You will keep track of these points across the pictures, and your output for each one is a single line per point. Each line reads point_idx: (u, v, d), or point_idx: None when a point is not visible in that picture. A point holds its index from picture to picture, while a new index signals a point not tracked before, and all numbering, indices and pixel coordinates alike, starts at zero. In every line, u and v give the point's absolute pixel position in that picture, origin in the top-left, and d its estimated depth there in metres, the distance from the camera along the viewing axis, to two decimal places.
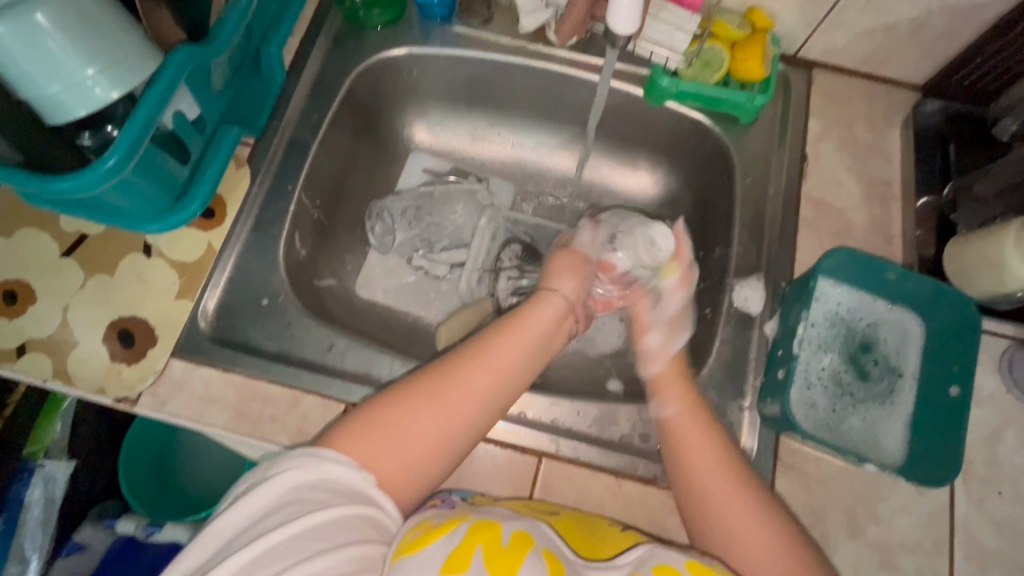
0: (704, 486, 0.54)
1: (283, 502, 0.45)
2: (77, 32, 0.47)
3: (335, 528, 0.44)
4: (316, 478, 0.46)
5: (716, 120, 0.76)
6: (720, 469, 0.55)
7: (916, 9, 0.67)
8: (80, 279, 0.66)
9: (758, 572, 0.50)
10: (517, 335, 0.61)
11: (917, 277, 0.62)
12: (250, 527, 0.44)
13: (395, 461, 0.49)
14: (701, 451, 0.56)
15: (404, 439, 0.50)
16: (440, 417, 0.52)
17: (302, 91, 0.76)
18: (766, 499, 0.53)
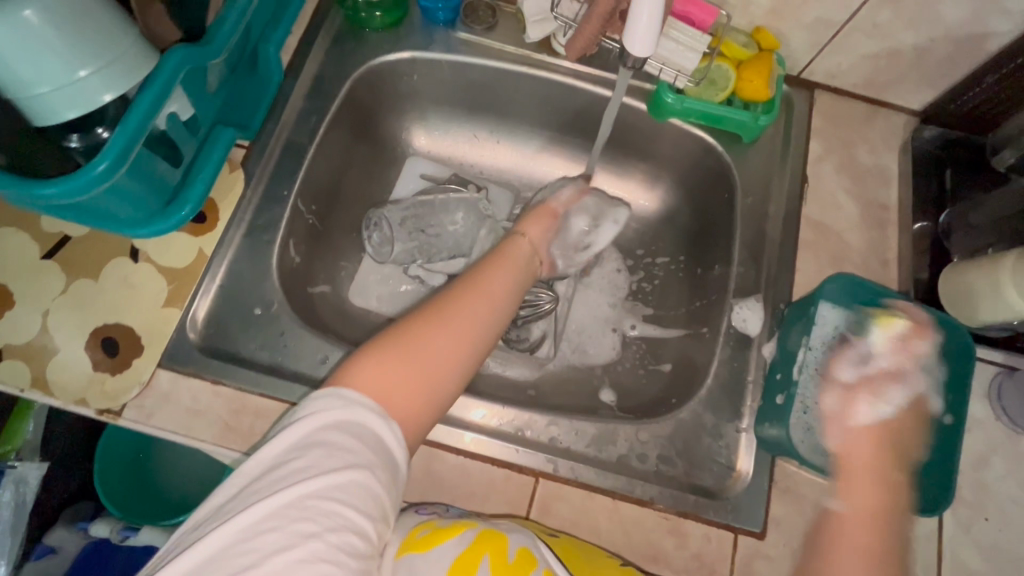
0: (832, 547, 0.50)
1: (302, 451, 0.43)
2: (70, 31, 0.45)
3: (342, 492, 0.42)
4: (344, 423, 0.45)
5: (719, 138, 0.76)
6: None
7: (920, 36, 0.67)
8: (61, 284, 0.63)
9: None
10: (499, 271, 0.62)
11: (917, 305, 0.62)
12: (263, 473, 0.43)
13: (406, 390, 0.48)
14: None
15: (414, 359, 0.49)
16: (448, 343, 0.51)
17: (299, 92, 0.73)
18: None
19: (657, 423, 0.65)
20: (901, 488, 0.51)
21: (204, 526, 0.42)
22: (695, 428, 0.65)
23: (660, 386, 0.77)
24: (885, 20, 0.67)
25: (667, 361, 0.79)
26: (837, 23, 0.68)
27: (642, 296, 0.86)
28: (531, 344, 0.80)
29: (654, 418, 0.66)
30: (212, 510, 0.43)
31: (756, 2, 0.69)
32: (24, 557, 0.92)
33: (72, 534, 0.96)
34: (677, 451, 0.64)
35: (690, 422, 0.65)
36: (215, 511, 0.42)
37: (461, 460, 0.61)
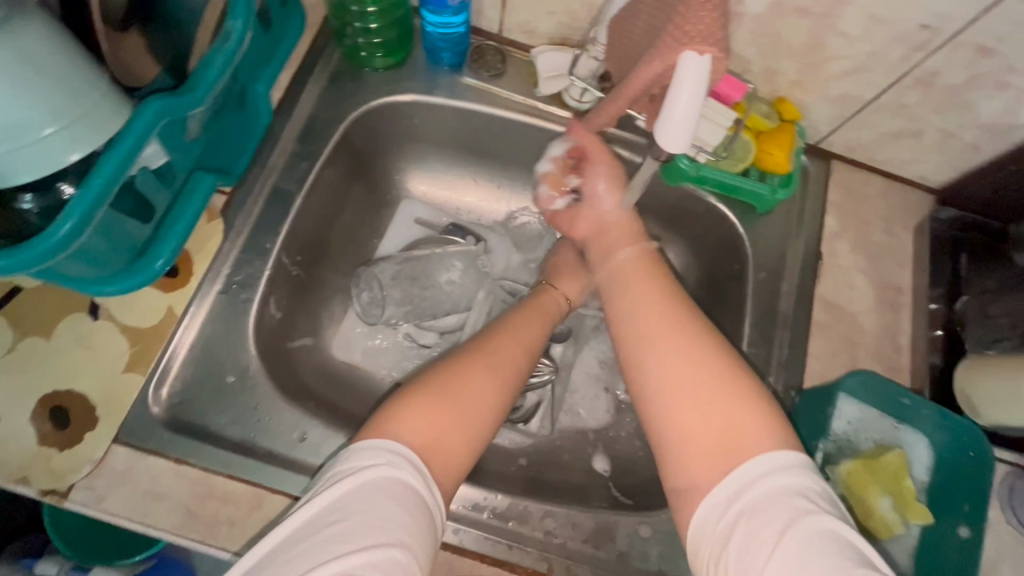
0: (644, 365, 0.51)
1: (342, 515, 0.41)
2: (30, 85, 0.40)
3: (379, 572, 0.39)
4: (385, 485, 0.43)
5: (731, 207, 0.73)
6: (659, 305, 0.55)
7: (947, 120, 0.65)
8: (9, 341, 0.56)
9: (689, 413, 0.47)
10: (529, 318, 0.64)
11: (929, 404, 0.60)
12: (302, 537, 0.41)
13: (453, 430, 0.49)
14: (644, 301, 0.56)
15: (461, 400, 0.51)
16: (489, 382, 0.54)
17: (291, 133, 0.68)
18: (716, 360, 0.49)
19: (660, 515, 0.60)
20: (674, 294, 0.57)
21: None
22: None
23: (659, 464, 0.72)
24: (912, 102, 0.64)
25: None
26: (864, 99, 0.66)
27: None
28: (523, 414, 0.75)
29: (655, 509, 0.62)
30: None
31: (781, 73, 0.66)
32: None
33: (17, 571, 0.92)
34: (680, 550, 0.59)
35: None
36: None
37: (447, 556, 0.55)
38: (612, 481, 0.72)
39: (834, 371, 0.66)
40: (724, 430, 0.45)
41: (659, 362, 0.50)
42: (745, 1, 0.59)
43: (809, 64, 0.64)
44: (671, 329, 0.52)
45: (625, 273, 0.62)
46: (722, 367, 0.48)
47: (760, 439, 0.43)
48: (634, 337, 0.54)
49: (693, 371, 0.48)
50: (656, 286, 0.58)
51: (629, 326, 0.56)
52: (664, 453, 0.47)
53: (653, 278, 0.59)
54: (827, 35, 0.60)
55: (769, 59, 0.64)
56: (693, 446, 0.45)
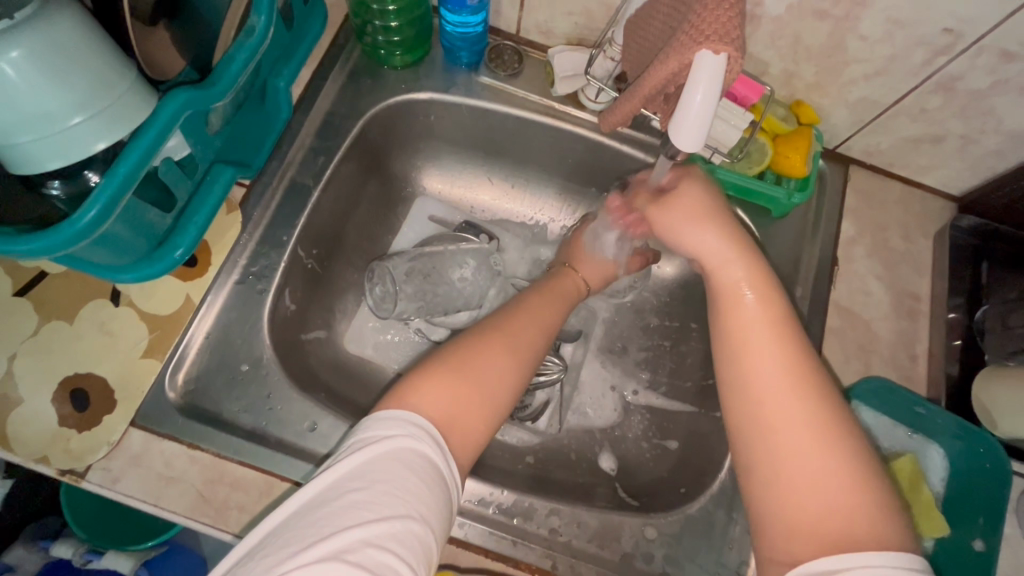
0: (758, 434, 0.46)
1: (362, 483, 0.41)
2: (60, 74, 0.41)
3: (397, 542, 0.39)
4: (402, 458, 0.43)
5: (746, 210, 0.72)
6: (790, 371, 0.47)
7: (970, 126, 0.64)
8: (34, 325, 0.58)
9: (803, 506, 0.42)
10: (546, 301, 0.64)
11: (946, 413, 0.59)
12: (321, 504, 0.41)
13: (471, 404, 0.50)
14: (769, 356, 0.48)
15: (478, 376, 0.51)
16: (505, 362, 0.54)
17: (309, 129, 0.69)
18: (851, 450, 0.44)
19: (665, 518, 0.60)
20: (807, 362, 0.47)
21: (248, 563, 0.39)
22: (706, 527, 0.60)
23: (666, 467, 0.72)
24: (933, 107, 0.63)
25: (673, 438, 0.74)
26: (884, 104, 0.65)
27: (652, 369, 0.80)
28: (532, 412, 0.75)
29: (661, 511, 0.61)
30: (262, 541, 0.40)
31: (799, 76, 0.66)
32: None
33: (33, 553, 0.94)
34: (685, 553, 0.59)
35: (700, 519, 0.60)
36: (265, 544, 0.40)
37: (452, 551, 0.56)
38: (619, 482, 0.72)
39: (847, 378, 0.65)
40: (834, 533, 0.41)
41: (777, 438, 0.45)
42: (763, 3, 0.59)
43: (828, 67, 0.63)
44: (797, 402, 0.45)
45: (740, 326, 0.51)
46: (858, 472, 0.43)
47: (875, 545, 0.39)
48: (747, 395, 0.47)
49: (818, 463, 0.43)
50: (777, 330, 0.49)
51: (738, 376, 0.49)
52: (760, 525, 0.44)
53: (774, 316, 0.50)
54: (846, 38, 0.59)
55: (788, 62, 0.64)
56: (801, 538, 0.41)
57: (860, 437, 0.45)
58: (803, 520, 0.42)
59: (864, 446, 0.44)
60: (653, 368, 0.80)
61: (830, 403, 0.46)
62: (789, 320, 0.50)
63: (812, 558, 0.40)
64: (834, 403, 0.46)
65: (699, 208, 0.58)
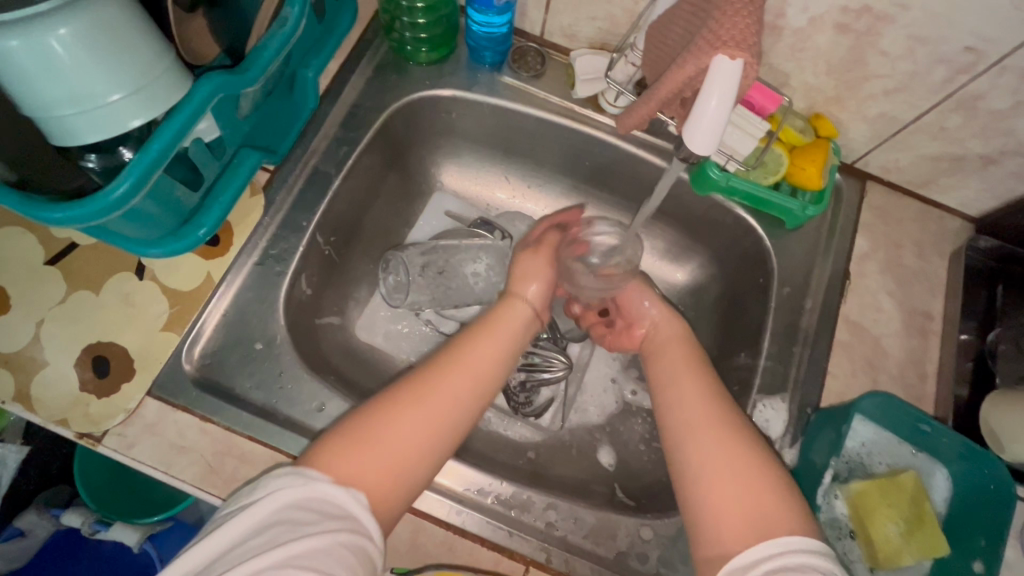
0: (683, 439, 0.53)
1: (275, 521, 0.43)
2: (103, 51, 0.43)
3: (313, 560, 0.41)
4: (319, 497, 0.45)
5: (759, 220, 0.73)
6: (706, 397, 0.56)
7: (990, 146, 0.64)
8: (62, 293, 0.60)
9: (727, 502, 0.48)
10: (505, 328, 0.61)
11: (952, 433, 0.58)
12: (227, 557, 0.42)
13: (403, 445, 0.49)
14: (689, 386, 0.57)
15: (409, 422, 0.50)
16: (445, 407, 0.52)
17: (334, 119, 0.71)
18: (757, 450, 0.51)
19: (662, 521, 0.60)
20: (719, 390, 0.57)
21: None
22: None
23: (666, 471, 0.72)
24: (954, 125, 0.63)
25: None
26: (903, 120, 0.65)
27: None
28: (536, 409, 0.76)
29: (659, 513, 0.61)
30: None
31: (819, 89, 0.66)
32: None
33: (45, 519, 0.97)
34: (680, 555, 0.59)
35: None
36: None
37: (451, 536, 0.57)
38: (618, 482, 0.72)
39: (853, 392, 0.65)
40: (750, 514, 0.47)
41: (696, 441, 0.52)
42: (786, 15, 0.59)
43: (848, 81, 0.64)
44: (710, 414, 0.54)
45: (667, 366, 0.62)
46: (762, 464, 0.50)
47: (786, 528, 0.45)
48: (672, 413, 0.56)
49: (733, 459, 0.50)
50: (697, 369, 0.60)
51: (666, 402, 0.58)
52: (693, 519, 0.49)
53: (692, 361, 0.61)
54: (868, 53, 0.60)
55: (809, 75, 0.65)
56: (725, 522, 0.47)
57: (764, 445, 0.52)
58: (727, 513, 0.48)
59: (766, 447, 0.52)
60: None
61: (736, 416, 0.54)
62: (697, 354, 0.62)
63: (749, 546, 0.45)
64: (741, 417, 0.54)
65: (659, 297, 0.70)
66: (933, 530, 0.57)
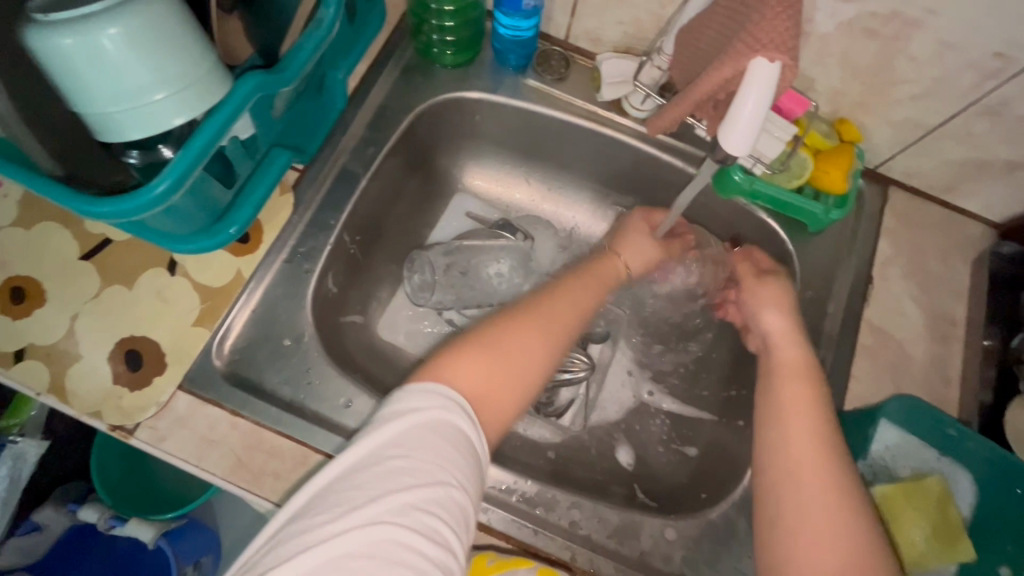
0: (783, 490, 0.49)
1: (405, 450, 0.43)
2: (150, 51, 0.44)
3: (442, 507, 0.42)
4: (444, 432, 0.44)
5: (782, 224, 0.73)
6: (822, 448, 0.50)
7: (1016, 152, 0.64)
8: (95, 288, 0.61)
9: (816, 560, 0.45)
10: (588, 280, 0.63)
11: (979, 438, 0.59)
12: (363, 469, 0.42)
13: (505, 384, 0.50)
14: (805, 431, 0.51)
15: (507, 357, 0.51)
16: (537, 342, 0.54)
17: (361, 120, 0.72)
18: (865, 518, 0.46)
19: (685, 521, 0.60)
20: (840, 446, 0.51)
21: (300, 513, 0.41)
22: (726, 532, 0.60)
23: (685, 473, 0.72)
24: (980, 131, 0.63)
25: (693, 445, 0.74)
26: (928, 125, 0.66)
27: (676, 375, 0.80)
28: (557, 408, 0.77)
29: (682, 514, 0.61)
30: (307, 502, 0.42)
31: (844, 94, 0.66)
32: (11, 532, 0.94)
33: (62, 515, 0.98)
34: (703, 556, 0.59)
35: (720, 524, 0.60)
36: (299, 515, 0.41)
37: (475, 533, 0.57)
38: (637, 483, 0.72)
39: (876, 396, 0.65)
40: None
41: (797, 494, 0.48)
42: (813, 20, 0.60)
43: (873, 86, 0.64)
44: (822, 468, 0.49)
45: (785, 399, 0.55)
46: (869, 541, 0.45)
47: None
48: (780, 455, 0.51)
49: (834, 525, 0.45)
50: (820, 413, 0.53)
51: (773, 436, 0.52)
52: (768, 571, 0.47)
53: (814, 402, 0.54)
54: (895, 58, 0.60)
55: (834, 80, 0.65)
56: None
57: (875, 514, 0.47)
58: (813, 572, 0.44)
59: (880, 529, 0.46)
60: (676, 374, 0.80)
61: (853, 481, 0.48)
62: (821, 393, 0.55)
63: None
64: (858, 480, 0.49)
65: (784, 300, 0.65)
66: (955, 532, 0.57)
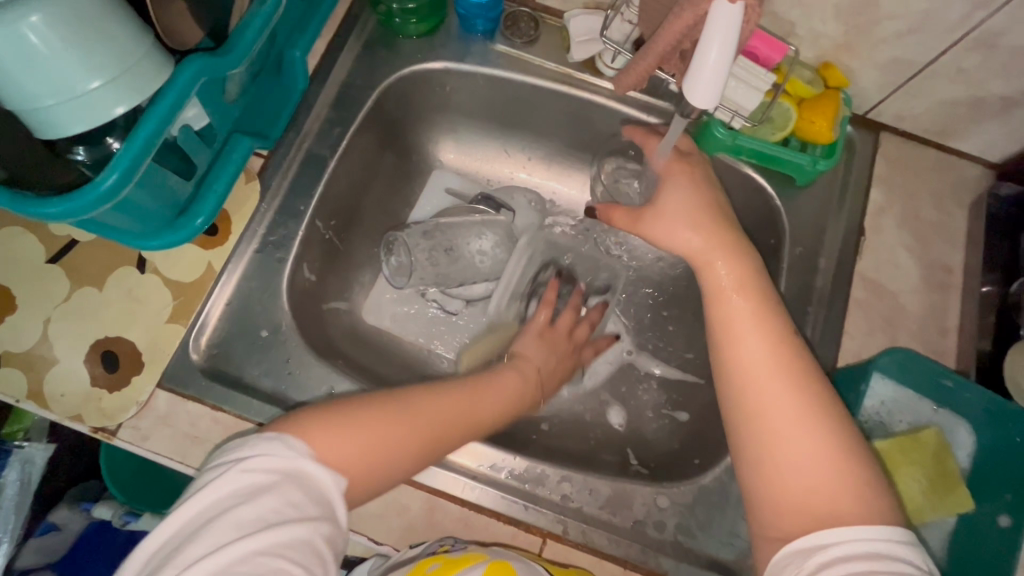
0: (753, 425, 0.47)
1: (250, 501, 0.40)
2: (79, 37, 0.42)
3: (291, 548, 0.40)
4: (293, 478, 0.42)
5: (770, 179, 0.70)
6: (771, 356, 0.48)
7: (1012, 86, 0.60)
8: (66, 290, 0.60)
9: (800, 485, 0.44)
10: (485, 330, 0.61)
11: (977, 389, 0.57)
12: (210, 522, 0.40)
13: (365, 461, 0.46)
14: (752, 337, 0.50)
15: (363, 432, 0.47)
16: (386, 425, 0.49)
17: (325, 99, 0.70)
18: (829, 418, 0.46)
19: (679, 488, 0.60)
20: (787, 343, 0.49)
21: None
22: (720, 496, 0.60)
23: (678, 438, 0.72)
24: (972, 66, 0.60)
25: (683, 410, 0.74)
26: (918, 64, 0.62)
27: (666, 339, 0.79)
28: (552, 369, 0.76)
29: (675, 481, 0.61)
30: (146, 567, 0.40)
31: (826, 36, 0.63)
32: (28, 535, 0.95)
33: (76, 514, 0.99)
34: (697, 521, 0.59)
35: (714, 489, 0.60)
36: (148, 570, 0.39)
37: (465, 512, 0.57)
38: (631, 448, 0.72)
39: (871, 351, 0.63)
40: (820, 509, 0.42)
41: (768, 418, 0.46)
42: None
43: (857, 25, 0.60)
44: (781, 383, 0.47)
45: (725, 311, 0.52)
46: (841, 450, 0.44)
47: (859, 520, 0.41)
48: (737, 383, 0.49)
49: (811, 451, 0.44)
50: (763, 318, 0.51)
51: (726, 362, 0.50)
52: (752, 506, 0.46)
53: (759, 311, 0.51)
54: None
55: (815, 22, 0.61)
56: (802, 512, 0.43)
57: (840, 416, 0.46)
58: (800, 495, 0.43)
59: (849, 425, 0.46)
60: (664, 339, 0.80)
61: (814, 388, 0.47)
62: (760, 290, 0.53)
63: (805, 531, 0.42)
64: (813, 377, 0.48)
65: (688, 211, 0.58)
66: (953, 484, 0.57)
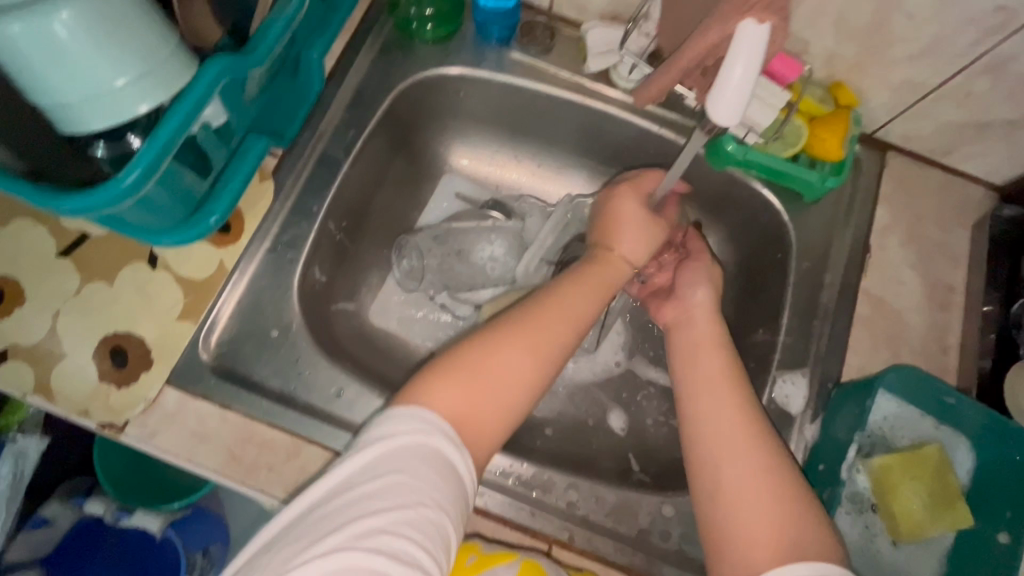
0: (711, 463, 0.50)
1: (377, 478, 0.42)
2: (107, 35, 0.42)
3: (413, 528, 0.41)
4: (420, 458, 0.43)
5: (777, 194, 0.71)
6: (731, 404, 0.53)
7: (1017, 111, 0.62)
8: (76, 284, 0.60)
9: (753, 522, 0.46)
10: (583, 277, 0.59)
11: (976, 406, 0.57)
12: (341, 497, 0.42)
13: (491, 401, 0.49)
14: (714, 390, 0.54)
15: (501, 377, 0.50)
16: (524, 368, 0.51)
17: (340, 102, 0.70)
18: (780, 458, 0.49)
19: (683, 497, 0.60)
20: (747, 395, 0.53)
21: (271, 548, 0.41)
22: None
23: (681, 447, 0.72)
24: (980, 91, 0.61)
25: None
26: (927, 86, 0.63)
27: (669, 349, 0.80)
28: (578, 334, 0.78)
29: (679, 490, 0.61)
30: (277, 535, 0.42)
31: (838, 56, 0.64)
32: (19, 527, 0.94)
33: (68, 508, 0.99)
34: (700, 532, 0.59)
35: None
36: (276, 539, 0.42)
37: (472, 518, 0.57)
38: (633, 452, 0.73)
39: (874, 367, 0.64)
40: (777, 546, 0.44)
41: (725, 458, 0.50)
42: None
43: (869, 47, 0.61)
44: (741, 428, 0.51)
45: (695, 371, 0.56)
46: (793, 489, 0.48)
47: (805, 555, 0.43)
48: (699, 428, 0.52)
49: (765, 487, 0.47)
50: (726, 374, 0.55)
51: (689, 410, 0.54)
52: (711, 546, 0.48)
53: (724, 363, 0.56)
54: (892, 16, 0.57)
55: (829, 42, 0.63)
56: (748, 545, 0.45)
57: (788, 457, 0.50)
58: (752, 532, 0.46)
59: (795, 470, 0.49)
60: (666, 349, 0.80)
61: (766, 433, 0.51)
62: (722, 346, 0.58)
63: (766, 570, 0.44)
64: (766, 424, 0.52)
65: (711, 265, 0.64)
66: (954, 501, 0.57)
